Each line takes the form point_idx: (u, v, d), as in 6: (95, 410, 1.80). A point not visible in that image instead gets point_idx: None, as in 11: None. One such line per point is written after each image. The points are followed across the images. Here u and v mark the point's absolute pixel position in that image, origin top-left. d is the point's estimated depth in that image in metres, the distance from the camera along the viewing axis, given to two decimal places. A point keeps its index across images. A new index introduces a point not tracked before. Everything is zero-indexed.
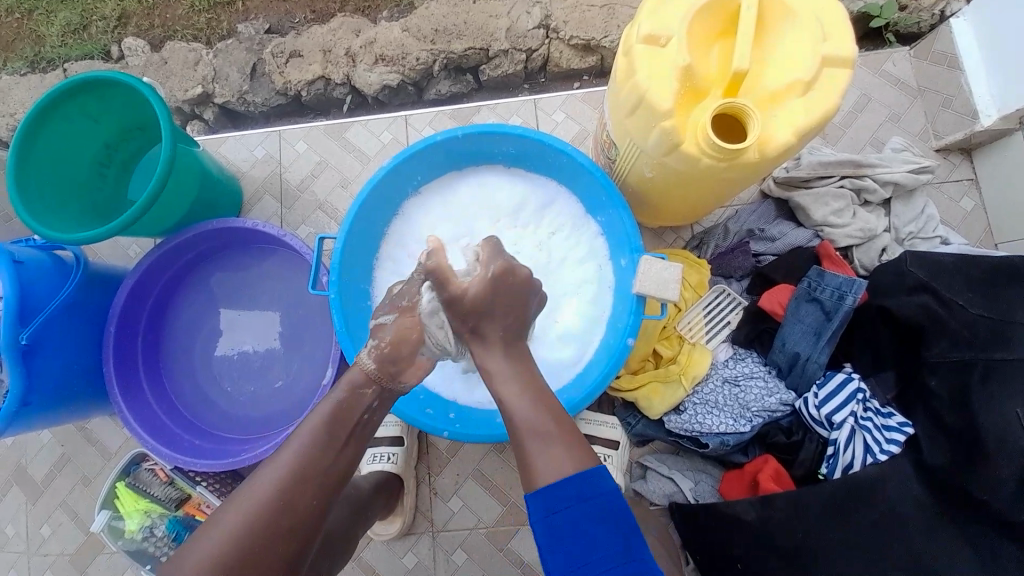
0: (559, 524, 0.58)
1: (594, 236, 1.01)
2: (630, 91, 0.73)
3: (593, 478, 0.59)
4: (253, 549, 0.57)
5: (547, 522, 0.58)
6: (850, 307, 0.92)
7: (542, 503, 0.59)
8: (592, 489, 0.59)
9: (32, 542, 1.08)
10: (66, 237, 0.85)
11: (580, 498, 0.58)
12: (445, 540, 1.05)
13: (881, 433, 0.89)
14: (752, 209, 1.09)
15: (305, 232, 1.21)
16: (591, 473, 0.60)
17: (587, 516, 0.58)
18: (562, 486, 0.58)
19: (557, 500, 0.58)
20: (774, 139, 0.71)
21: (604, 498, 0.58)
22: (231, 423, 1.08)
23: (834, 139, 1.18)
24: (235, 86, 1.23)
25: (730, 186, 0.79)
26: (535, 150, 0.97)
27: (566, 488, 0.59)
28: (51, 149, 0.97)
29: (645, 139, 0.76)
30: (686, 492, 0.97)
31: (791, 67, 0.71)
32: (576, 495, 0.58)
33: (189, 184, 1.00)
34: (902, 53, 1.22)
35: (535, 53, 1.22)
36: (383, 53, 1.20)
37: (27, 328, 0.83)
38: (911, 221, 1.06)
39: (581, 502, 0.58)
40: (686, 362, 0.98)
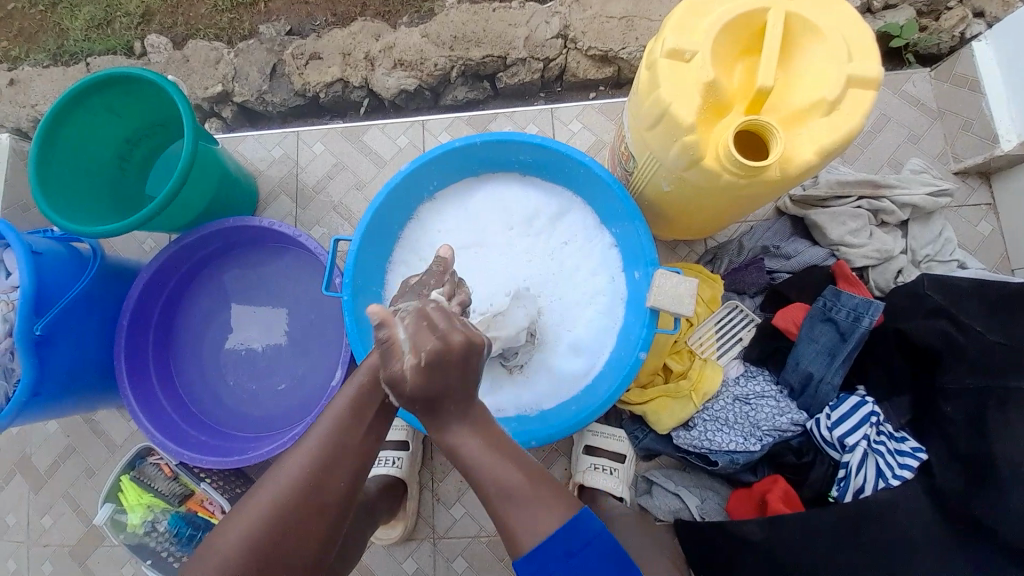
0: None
1: (607, 247, 1.01)
2: (652, 105, 0.73)
3: (577, 528, 0.59)
4: (262, 552, 0.56)
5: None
6: (867, 328, 0.90)
7: (536, 569, 0.58)
8: (578, 542, 0.59)
9: (33, 531, 1.08)
10: (86, 230, 0.86)
11: (569, 553, 0.58)
12: (445, 547, 1.04)
13: (894, 458, 0.87)
14: (767, 226, 1.09)
15: (318, 232, 1.21)
16: (576, 522, 0.59)
17: (584, 562, 0.59)
18: (547, 546, 0.58)
19: (549, 557, 0.58)
20: (796, 157, 0.71)
21: (596, 542, 0.59)
22: (238, 420, 1.08)
23: (852, 158, 1.18)
24: (255, 85, 1.24)
25: (749, 202, 0.79)
26: (551, 159, 0.97)
27: (553, 546, 0.58)
28: (72, 144, 0.98)
29: (665, 152, 0.76)
30: (692, 509, 0.96)
31: (815, 86, 0.70)
32: (565, 551, 0.58)
33: (208, 180, 1.01)
34: (922, 75, 1.22)
35: (553, 63, 1.23)
36: (401, 58, 1.22)
37: (42, 320, 0.83)
38: (928, 244, 1.05)
39: (571, 556, 0.58)
40: (697, 378, 0.97)
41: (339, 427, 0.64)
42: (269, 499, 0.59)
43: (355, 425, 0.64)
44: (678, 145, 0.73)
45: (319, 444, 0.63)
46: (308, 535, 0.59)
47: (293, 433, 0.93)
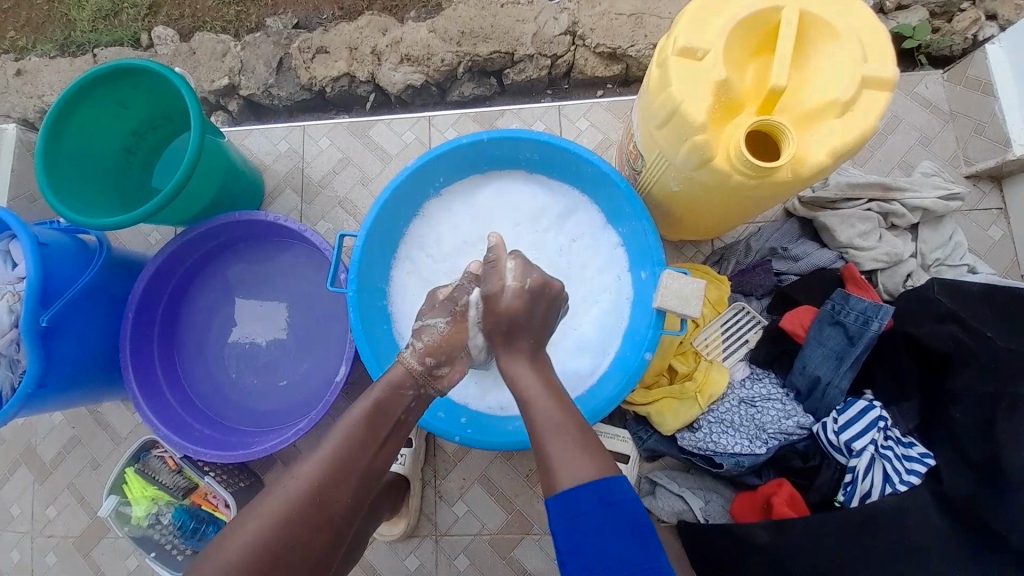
0: (584, 531, 0.56)
1: (614, 246, 1.00)
2: (663, 103, 0.72)
3: (614, 483, 0.58)
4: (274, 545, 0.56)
5: (570, 526, 0.57)
6: (875, 332, 0.90)
7: (566, 507, 0.57)
8: (615, 493, 0.58)
9: (39, 521, 1.09)
10: (91, 222, 0.86)
11: (603, 502, 0.57)
12: (448, 545, 1.04)
13: (902, 463, 0.87)
14: (775, 227, 1.08)
15: (323, 227, 1.21)
16: (615, 477, 0.59)
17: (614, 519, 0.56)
18: (583, 491, 0.58)
19: (583, 502, 0.57)
20: (808, 159, 0.70)
21: (630, 500, 0.58)
22: (242, 414, 1.08)
23: (862, 160, 1.17)
24: (261, 79, 1.23)
25: (759, 204, 0.78)
26: (559, 157, 0.96)
27: (588, 495, 0.58)
28: (79, 137, 0.98)
29: (675, 152, 0.75)
30: (696, 511, 0.95)
31: (828, 86, 0.70)
32: (600, 499, 0.57)
33: (214, 174, 1.01)
34: (934, 76, 1.20)
35: (561, 60, 1.22)
36: (408, 53, 1.21)
37: (47, 311, 0.83)
38: (939, 247, 1.04)
39: (606, 506, 0.57)
40: (703, 379, 0.96)
41: (345, 423, 0.64)
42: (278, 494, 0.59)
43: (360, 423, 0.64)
44: (688, 145, 0.72)
45: (325, 439, 0.62)
46: (316, 531, 0.59)
47: (297, 428, 0.93)
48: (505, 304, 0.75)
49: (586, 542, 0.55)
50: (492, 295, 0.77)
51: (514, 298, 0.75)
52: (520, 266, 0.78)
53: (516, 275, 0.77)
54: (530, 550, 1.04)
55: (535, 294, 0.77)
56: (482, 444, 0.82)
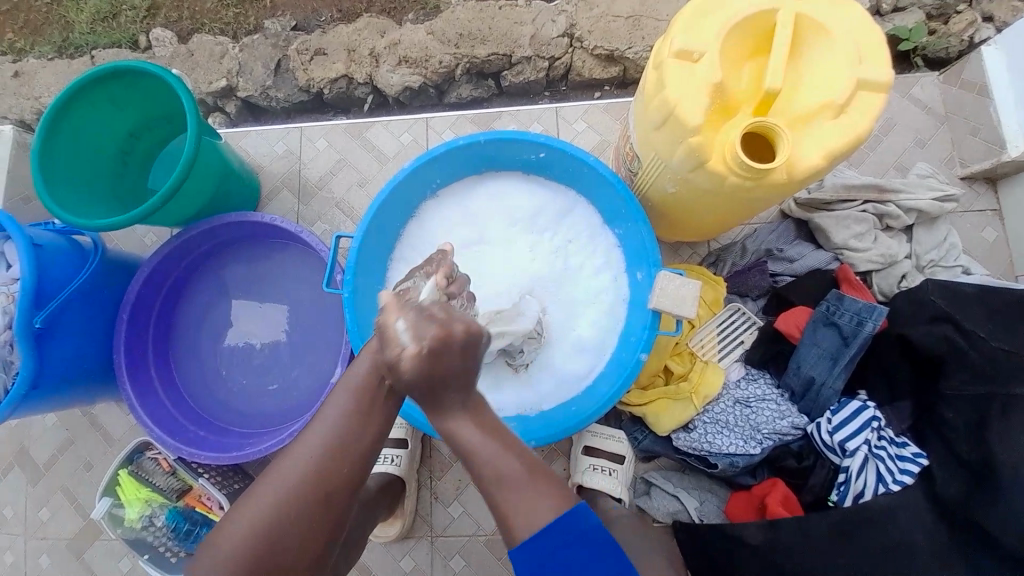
0: (551, 571, 0.56)
1: (610, 247, 1.01)
2: (658, 106, 0.73)
3: (574, 517, 0.56)
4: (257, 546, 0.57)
5: (537, 572, 0.56)
6: (869, 333, 0.90)
7: (530, 558, 0.55)
8: (578, 530, 0.56)
9: (30, 524, 1.08)
10: (87, 223, 0.86)
11: (566, 543, 0.56)
12: (443, 546, 1.04)
13: (895, 463, 0.87)
14: (770, 229, 1.08)
15: (320, 228, 1.21)
16: (572, 512, 0.56)
17: (577, 554, 0.56)
18: (544, 535, 0.55)
19: (547, 550, 0.55)
20: (803, 161, 0.70)
21: (590, 534, 0.57)
22: (238, 415, 1.08)
23: (857, 162, 1.17)
24: (259, 80, 1.24)
25: (755, 205, 0.78)
26: (555, 159, 0.96)
27: (548, 534, 0.55)
28: (74, 134, 0.97)
29: (671, 155, 0.76)
30: (691, 511, 0.95)
31: (823, 88, 0.70)
32: (563, 539, 0.56)
33: (211, 175, 1.01)
34: (929, 79, 1.21)
35: (558, 62, 1.22)
36: (406, 55, 1.21)
37: (42, 312, 0.83)
38: (933, 249, 1.05)
39: (570, 542, 0.56)
40: (698, 380, 0.96)
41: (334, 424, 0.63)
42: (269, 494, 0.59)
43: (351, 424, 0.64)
44: (684, 147, 0.73)
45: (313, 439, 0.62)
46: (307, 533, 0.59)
47: (292, 429, 0.93)
48: (406, 375, 0.52)
49: None
50: (392, 364, 0.53)
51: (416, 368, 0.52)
52: (411, 323, 0.52)
53: (410, 335, 0.52)
54: None
55: (441, 356, 0.52)
56: None
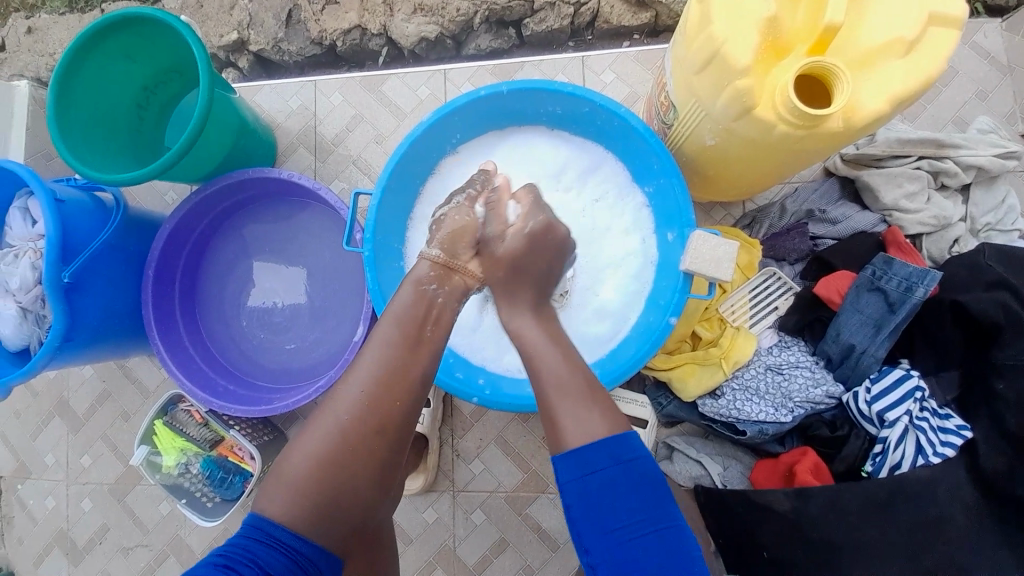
0: (596, 486, 0.55)
1: (640, 207, 0.95)
2: (703, 44, 0.66)
3: (624, 441, 0.57)
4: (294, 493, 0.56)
5: (581, 484, 0.56)
6: (919, 299, 0.85)
7: (574, 467, 0.56)
8: (628, 451, 0.56)
9: (75, 469, 1.14)
10: (108, 179, 0.85)
11: (617, 461, 0.56)
12: (465, 500, 1.06)
13: (937, 435, 0.83)
14: (813, 188, 1.01)
15: (338, 187, 1.18)
16: (624, 433, 0.57)
17: (625, 478, 0.55)
18: (593, 450, 0.56)
19: (595, 461, 0.56)
20: (862, 107, 0.63)
21: (640, 461, 0.56)
22: (264, 373, 1.10)
23: (912, 115, 1.07)
24: (270, 33, 1.18)
25: (802, 159, 0.72)
26: (585, 111, 0.90)
27: (600, 451, 0.56)
28: (88, 87, 0.95)
29: (713, 101, 0.69)
30: (714, 477, 0.94)
31: (892, 21, 0.62)
32: (612, 457, 0.56)
33: (224, 131, 0.97)
34: (994, 24, 1.08)
35: (585, 7, 1.13)
36: (422, 2, 1.14)
37: (69, 267, 0.83)
38: (990, 211, 0.97)
39: (620, 463, 0.56)
40: (729, 346, 0.93)
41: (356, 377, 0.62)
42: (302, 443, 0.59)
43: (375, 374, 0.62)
44: (729, 92, 0.66)
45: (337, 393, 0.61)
46: (357, 474, 0.58)
47: (316, 386, 0.94)
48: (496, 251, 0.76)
49: (597, 504, 0.55)
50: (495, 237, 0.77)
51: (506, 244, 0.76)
52: (524, 209, 0.80)
53: (520, 215, 0.79)
54: (545, 508, 1.05)
55: (537, 236, 0.78)
56: (505, 406, 0.81)
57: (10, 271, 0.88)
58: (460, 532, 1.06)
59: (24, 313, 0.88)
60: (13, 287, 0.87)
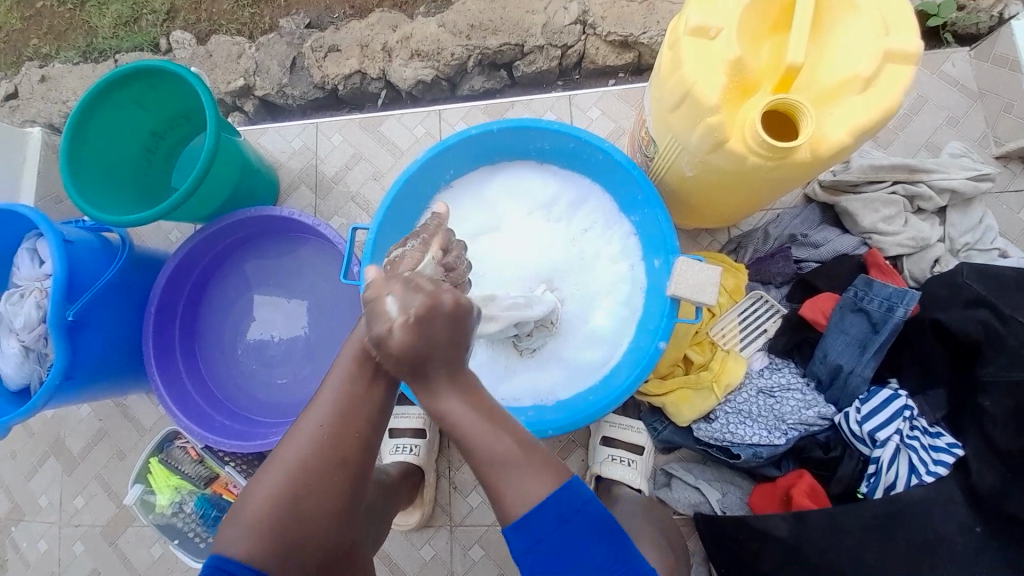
0: (547, 548, 0.55)
1: (626, 235, 0.99)
2: (675, 85, 0.71)
3: (569, 494, 0.55)
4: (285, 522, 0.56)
5: (533, 553, 0.55)
6: (900, 319, 0.87)
7: (525, 539, 0.54)
8: (574, 505, 0.55)
9: (65, 512, 1.13)
10: (114, 220, 0.89)
11: (563, 519, 0.54)
12: (463, 534, 1.05)
13: (930, 453, 0.84)
14: (794, 214, 1.04)
15: (338, 223, 1.23)
16: (567, 488, 0.55)
17: (575, 530, 0.55)
18: (537, 513, 0.54)
19: (539, 529, 0.54)
20: (828, 139, 0.68)
21: (588, 509, 0.56)
22: (261, 406, 1.10)
23: (886, 143, 1.12)
24: (276, 79, 1.26)
25: (776, 187, 0.76)
26: (570, 146, 0.95)
27: (544, 514, 0.54)
28: (100, 132, 1.00)
29: (688, 135, 0.74)
30: (713, 503, 0.94)
31: (850, 60, 0.67)
32: (556, 518, 0.54)
33: (229, 171, 1.03)
34: (961, 54, 1.15)
35: (571, 50, 1.20)
36: (418, 48, 1.22)
37: (73, 306, 0.85)
38: (968, 231, 1.00)
39: (564, 523, 0.54)
40: (720, 369, 0.94)
41: None
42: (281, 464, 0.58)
43: None
44: (702, 127, 0.71)
45: None
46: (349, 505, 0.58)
47: None
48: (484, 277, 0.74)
49: (555, 565, 0.55)
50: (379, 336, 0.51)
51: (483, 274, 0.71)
52: (400, 295, 0.51)
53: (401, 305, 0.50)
54: None
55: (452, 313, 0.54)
56: None
57: (15, 310, 0.90)
58: (459, 568, 1.04)
59: (26, 350, 0.90)
60: (17, 327, 0.90)
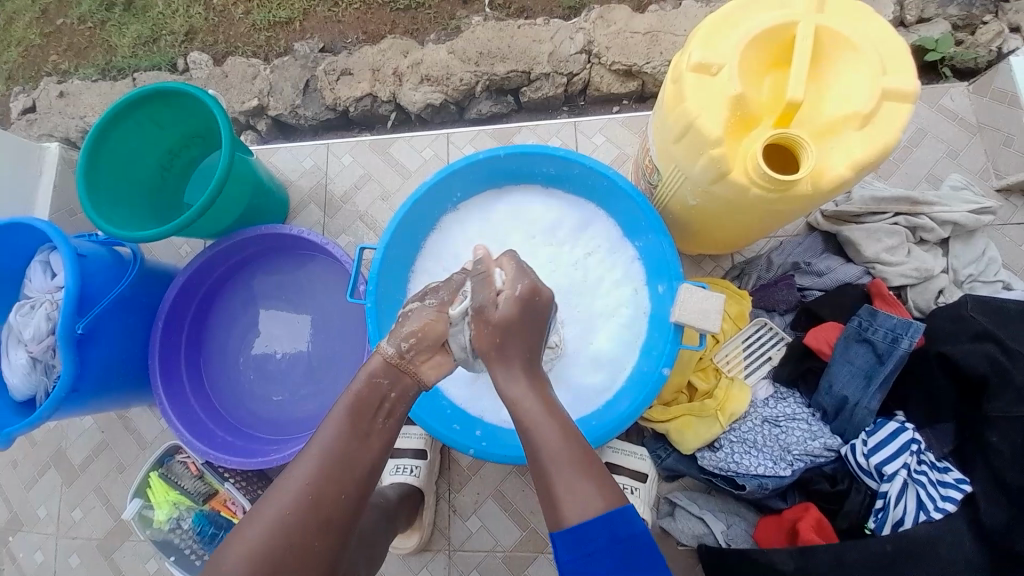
0: (591, 565, 0.55)
1: (630, 259, 1.00)
2: (678, 117, 0.72)
3: (622, 519, 0.57)
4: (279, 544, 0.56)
5: (576, 566, 0.56)
6: (905, 351, 0.87)
7: (570, 546, 0.56)
8: (625, 530, 0.56)
9: (62, 524, 1.11)
10: (127, 235, 0.90)
11: (614, 540, 0.56)
12: (461, 561, 1.02)
13: (937, 489, 0.83)
14: (797, 242, 1.06)
15: (344, 241, 1.24)
16: (619, 514, 0.57)
17: (624, 557, 0.55)
18: (589, 529, 0.56)
19: (590, 542, 0.56)
20: (828, 171, 0.69)
21: (639, 540, 0.56)
22: (261, 424, 1.10)
23: (886, 174, 1.14)
24: (288, 99, 1.29)
25: (777, 218, 0.77)
26: (576, 172, 0.97)
27: (596, 529, 0.56)
28: (116, 148, 1.02)
29: (692, 166, 0.75)
30: (718, 535, 0.91)
31: (848, 97, 0.69)
32: (609, 535, 0.56)
33: (241, 191, 1.05)
34: (959, 89, 1.17)
35: (577, 78, 1.24)
36: (428, 73, 1.25)
37: (83, 319, 0.86)
38: (971, 263, 1.00)
39: (617, 541, 0.56)
40: (724, 397, 0.94)
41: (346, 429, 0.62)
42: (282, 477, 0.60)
43: (369, 420, 0.63)
44: (705, 159, 0.72)
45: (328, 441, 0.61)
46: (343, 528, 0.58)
47: None
48: (499, 311, 0.68)
49: None
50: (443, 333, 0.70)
51: (507, 308, 0.69)
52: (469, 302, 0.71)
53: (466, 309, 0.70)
54: (544, 570, 1.01)
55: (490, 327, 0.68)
56: (501, 458, 0.81)
57: (26, 322, 0.91)
58: None
59: (34, 362, 0.90)
60: (26, 338, 0.90)
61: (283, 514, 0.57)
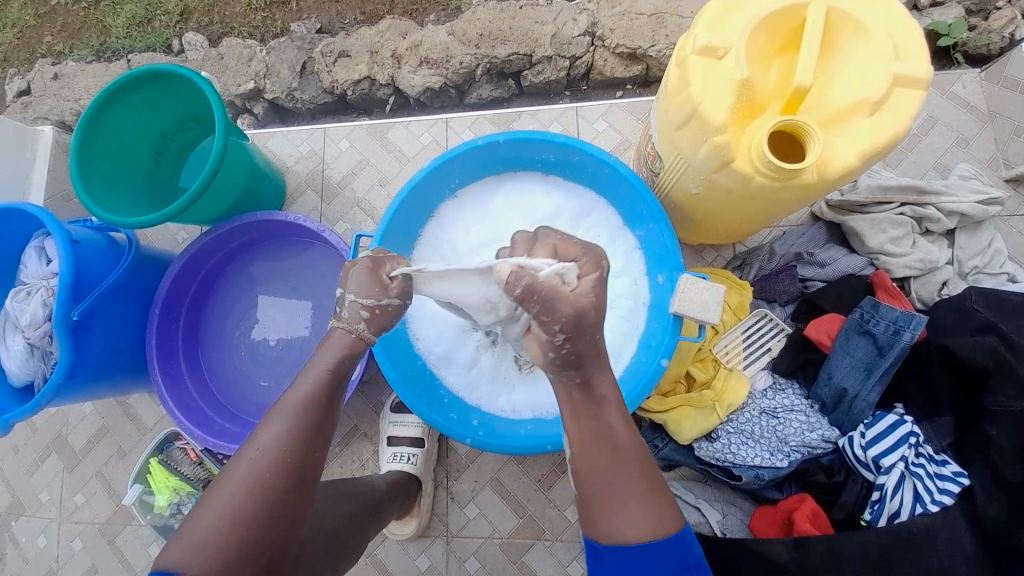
0: None
1: (631, 250, 0.99)
2: (681, 104, 0.71)
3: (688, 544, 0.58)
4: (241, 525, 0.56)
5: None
6: (907, 343, 0.87)
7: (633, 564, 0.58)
8: (692, 557, 0.58)
9: (65, 509, 1.13)
10: (121, 220, 0.89)
11: (684, 566, 0.58)
12: (459, 547, 1.04)
13: (934, 482, 0.83)
14: (800, 232, 1.04)
15: (342, 228, 1.23)
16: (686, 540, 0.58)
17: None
18: (656, 551, 0.57)
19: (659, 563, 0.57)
20: (834, 160, 0.67)
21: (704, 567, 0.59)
22: (259, 411, 1.10)
23: (894, 163, 1.12)
24: (285, 82, 1.26)
25: (781, 207, 0.76)
26: (576, 159, 0.95)
27: (666, 553, 0.57)
28: (110, 132, 1.01)
29: (694, 153, 0.73)
30: (713, 524, 0.92)
31: (858, 83, 0.66)
32: (679, 563, 0.57)
33: (237, 175, 1.03)
34: (972, 75, 1.14)
35: (579, 61, 1.20)
36: (427, 56, 1.22)
37: (78, 306, 0.85)
38: (976, 254, 0.99)
39: (686, 569, 0.58)
40: (721, 388, 0.93)
41: None
42: (269, 463, 0.59)
43: None
44: (708, 146, 0.70)
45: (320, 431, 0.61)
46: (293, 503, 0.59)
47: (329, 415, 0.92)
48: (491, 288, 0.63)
49: None
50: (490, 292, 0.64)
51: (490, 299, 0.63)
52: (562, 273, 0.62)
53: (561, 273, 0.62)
54: (541, 556, 1.02)
55: None
56: (498, 447, 0.81)
57: (22, 308, 0.91)
58: None
59: (31, 348, 0.90)
60: (23, 324, 0.90)
61: (258, 495, 0.57)
